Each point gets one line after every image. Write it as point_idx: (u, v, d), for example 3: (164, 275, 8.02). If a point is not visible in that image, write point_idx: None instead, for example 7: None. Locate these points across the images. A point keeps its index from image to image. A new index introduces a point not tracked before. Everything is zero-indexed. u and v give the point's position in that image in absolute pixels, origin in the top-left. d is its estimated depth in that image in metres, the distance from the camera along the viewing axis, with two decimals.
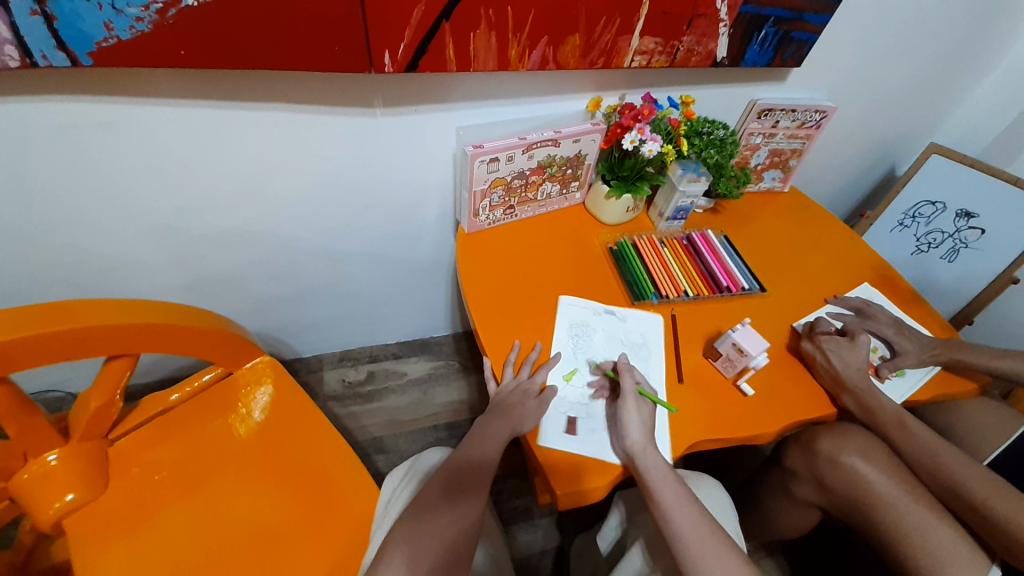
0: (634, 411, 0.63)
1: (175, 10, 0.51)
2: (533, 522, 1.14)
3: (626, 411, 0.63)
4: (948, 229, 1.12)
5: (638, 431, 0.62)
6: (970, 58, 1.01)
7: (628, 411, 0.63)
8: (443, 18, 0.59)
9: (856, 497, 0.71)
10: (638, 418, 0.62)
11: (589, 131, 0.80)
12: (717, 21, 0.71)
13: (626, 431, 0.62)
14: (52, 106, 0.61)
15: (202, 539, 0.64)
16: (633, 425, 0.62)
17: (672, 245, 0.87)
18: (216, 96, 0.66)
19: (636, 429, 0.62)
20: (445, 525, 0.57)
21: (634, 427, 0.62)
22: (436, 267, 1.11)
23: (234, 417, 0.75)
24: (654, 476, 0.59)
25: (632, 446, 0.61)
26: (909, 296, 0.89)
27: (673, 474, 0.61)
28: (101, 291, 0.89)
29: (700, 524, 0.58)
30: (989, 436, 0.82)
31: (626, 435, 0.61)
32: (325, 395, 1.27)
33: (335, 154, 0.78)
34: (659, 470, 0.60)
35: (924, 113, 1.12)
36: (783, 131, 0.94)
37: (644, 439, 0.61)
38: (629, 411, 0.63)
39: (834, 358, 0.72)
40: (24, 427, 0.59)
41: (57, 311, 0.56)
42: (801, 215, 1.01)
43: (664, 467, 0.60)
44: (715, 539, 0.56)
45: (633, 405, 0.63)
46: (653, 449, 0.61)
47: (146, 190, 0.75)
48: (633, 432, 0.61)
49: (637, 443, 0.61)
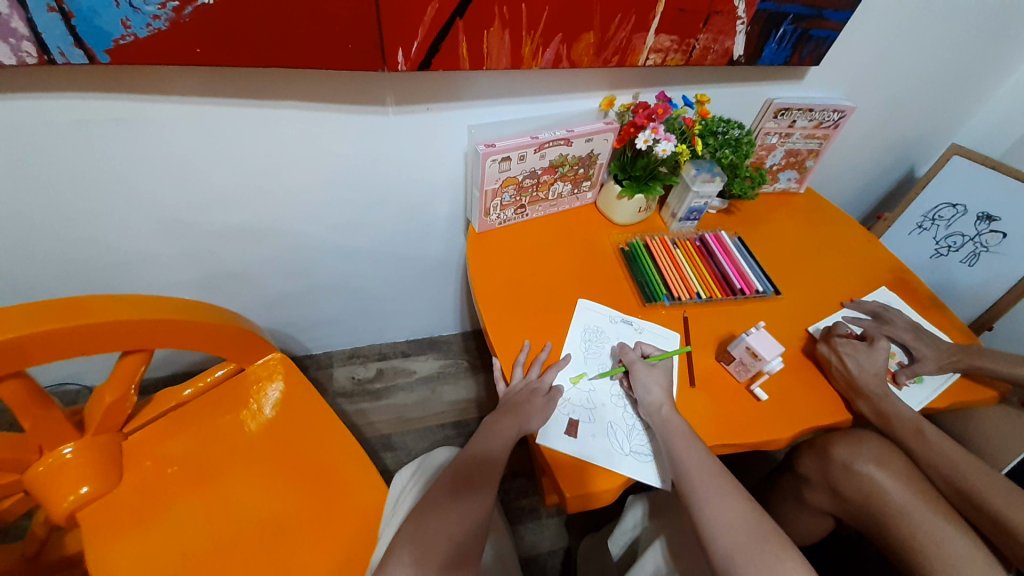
0: (647, 378, 0.66)
1: (191, 9, 0.51)
2: (540, 522, 1.14)
3: (639, 380, 0.66)
4: (969, 233, 1.10)
5: (659, 395, 0.65)
6: (994, 57, 0.98)
7: (640, 381, 0.66)
8: (457, 16, 0.59)
9: (870, 505, 0.69)
10: (658, 384, 0.66)
11: (601, 130, 0.79)
12: (734, 19, 0.70)
13: (646, 398, 0.65)
14: (69, 103, 0.62)
15: (212, 533, 0.65)
16: (652, 391, 0.65)
17: (684, 246, 0.86)
18: (229, 93, 0.66)
19: (656, 395, 0.65)
20: (453, 524, 0.57)
21: (653, 393, 0.65)
22: (446, 265, 1.11)
23: (245, 413, 0.75)
24: (672, 439, 0.60)
25: (652, 411, 0.64)
26: (929, 302, 0.87)
27: (695, 437, 0.61)
28: (114, 286, 0.90)
29: (716, 486, 0.58)
30: (1008, 445, 0.80)
31: (648, 400, 0.64)
32: (334, 392, 1.28)
33: (347, 152, 0.78)
34: (678, 433, 0.61)
35: (945, 114, 1.10)
36: (800, 131, 0.93)
37: (664, 413, 0.63)
38: (641, 380, 0.66)
39: (850, 363, 0.70)
40: (39, 420, 0.59)
41: (71, 306, 0.56)
42: (817, 217, 0.99)
43: (685, 430, 0.62)
44: (732, 513, 0.56)
45: (645, 373, 0.66)
46: (673, 422, 0.62)
47: (159, 186, 0.75)
48: (654, 397, 0.64)
49: (656, 408, 0.64)
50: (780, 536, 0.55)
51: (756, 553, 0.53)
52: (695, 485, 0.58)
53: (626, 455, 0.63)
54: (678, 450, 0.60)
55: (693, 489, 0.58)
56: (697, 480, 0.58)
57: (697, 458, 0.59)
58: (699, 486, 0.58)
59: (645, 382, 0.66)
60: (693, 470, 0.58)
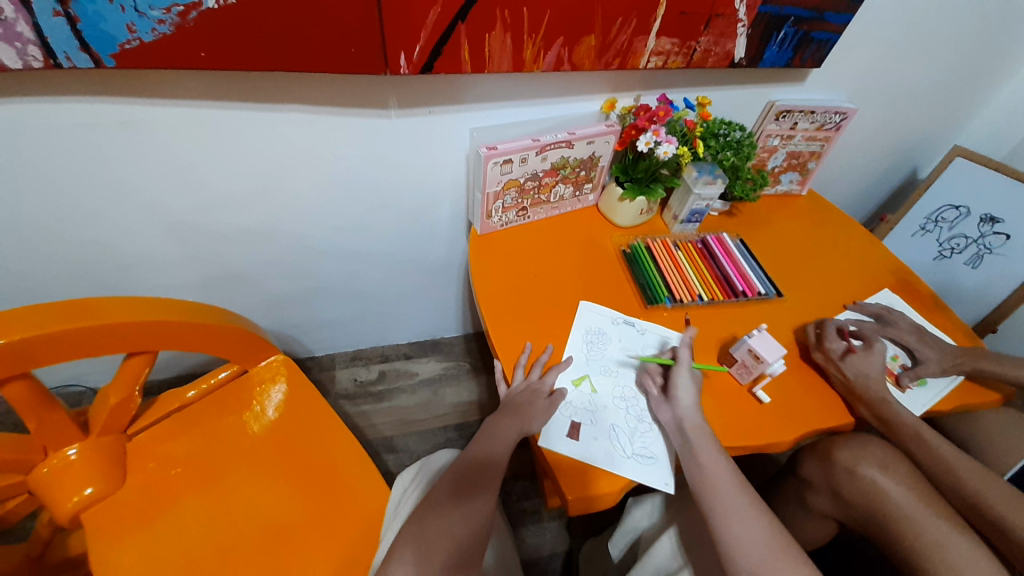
0: (682, 381, 0.66)
1: (195, 13, 0.52)
2: (542, 524, 1.14)
3: (676, 382, 0.66)
4: (972, 234, 1.09)
5: (689, 401, 0.64)
6: (997, 59, 0.98)
7: (677, 383, 0.65)
8: (458, 20, 0.59)
9: (873, 509, 0.69)
10: (688, 387, 0.65)
11: (603, 133, 0.79)
12: (735, 22, 0.70)
13: (679, 400, 0.64)
14: (77, 107, 0.62)
15: (215, 534, 0.65)
16: (683, 395, 0.65)
17: (686, 248, 0.86)
18: (232, 97, 0.66)
19: (687, 399, 0.64)
20: (456, 523, 0.57)
21: (685, 397, 0.64)
22: (448, 268, 1.11)
23: (248, 414, 0.76)
24: (699, 445, 0.60)
25: (681, 415, 0.63)
26: (932, 304, 0.87)
27: (718, 445, 0.61)
28: (118, 289, 0.91)
29: (734, 497, 0.58)
30: (1012, 448, 0.80)
31: (680, 403, 0.64)
32: (337, 394, 1.28)
33: (350, 155, 0.78)
34: (706, 441, 0.61)
35: (949, 114, 1.09)
36: (802, 133, 0.93)
37: (694, 419, 0.63)
38: (677, 381, 0.66)
39: (849, 367, 0.70)
40: (44, 421, 0.60)
41: (75, 307, 0.56)
42: (820, 219, 0.99)
43: (711, 438, 0.61)
44: (749, 526, 0.56)
45: (682, 376, 0.66)
46: (701, 429, 0.62)
47: (163, 189, 0.76)
48: (685, 401, 0.64)
49: (686, 412, 0.63)
50: (791, 545, 0.55)
51: (774, 564, 0.53)
52: (715, 494, 0.58)
53: (630, 458, 0.63)
54: (705, 456, 0.60)
55: (712, 499, 0.58)
56: (717, 488, 0.58)
57: (720, 467, 0.59)
58: (719, 496, 0.58)
59: (682, 385, 0.65)
60: (715, 479, 0.58)
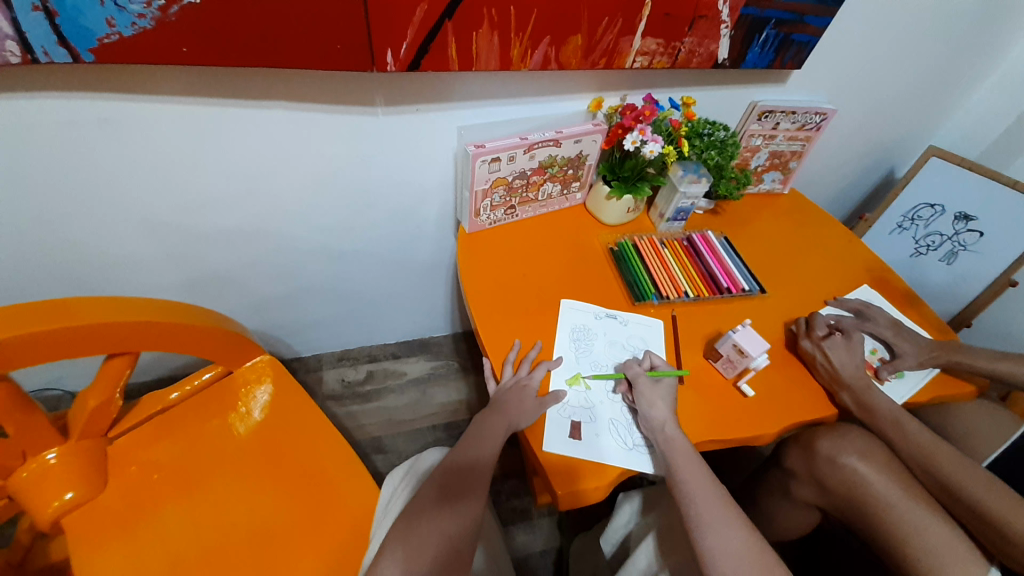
0: (650, 394, 0.65)
1: (177, 8, 0.51)
2: (531, 522, 1.15)
3: (642, 395, 0.65)
4: (947, 232, 1.13)
5: (662, 411, 0.64)
6: (967, 63, 1.02)
7: (643, 396, 0.65)
8: (446, 17, 0.59)
9: (854, 497, 0.71)
10: (662, 400, 0.65)
11: (590, 132, 0.80)
12: (719, 23, 0.72)
13: (650, 414, 0.64)
14: (56, 103, 0.61)
15: (200, 538, 0.64)
16: (656, 408, 0.64)
17: (672, 246, 0.87)
18: (216, 93, 0.66)
19: (660, 412, 0.64)
20: (445, 522, 0.57)
21: (657, 408, 0.64)
22: (436, 267, 1.11)
23: (233, 416, 0.75)
24: (674, 458, 0.60)
25: (655, 427, 0.63)
26: (908, 299, 0.89)
27: (697, 456, 0.61)
28: (97, 290, 0.89)
29: (720, 513, 0.57)
30: (988, 438, 0.82)
31: (651, 416, 0.63)
32: (323, 395, 1.27)
33: (336, 152, 0.78)
34: (681, 453, 0.60)
35: (925, 115, 1.12)
36: (783, 133, 0.95)
37: (668, 433, 0.62)
38: (645, 396, 0.65)
39: (833, 357, 0.72)
40: (23, 424, 0.58)
41: (54, 308, 0.55)
42: (801, 217, 1.01)
43: (690, 450, 0.61)
44: (735, 540, 0.55)
45: (649, 389, 0.66)
46: (680, 444, 0.61)
47: (146, 188, 0.75)
48: (658, 414, 0.63)
49: (660, 426, 0.63)
50: (775, 553, 0.55)
51: None
52: (699, 510, 0.58)
53: (629, 450, 0.63)
54: (682, 470, 0.59)
55: (696, 516, 0.58)
56: (701, 504, 0.58)
57: (701, 482, 0.59)
58: (704, 514, 0.57)
59: (649, 397, 0.65)
60: (697, 493, 0.59)
